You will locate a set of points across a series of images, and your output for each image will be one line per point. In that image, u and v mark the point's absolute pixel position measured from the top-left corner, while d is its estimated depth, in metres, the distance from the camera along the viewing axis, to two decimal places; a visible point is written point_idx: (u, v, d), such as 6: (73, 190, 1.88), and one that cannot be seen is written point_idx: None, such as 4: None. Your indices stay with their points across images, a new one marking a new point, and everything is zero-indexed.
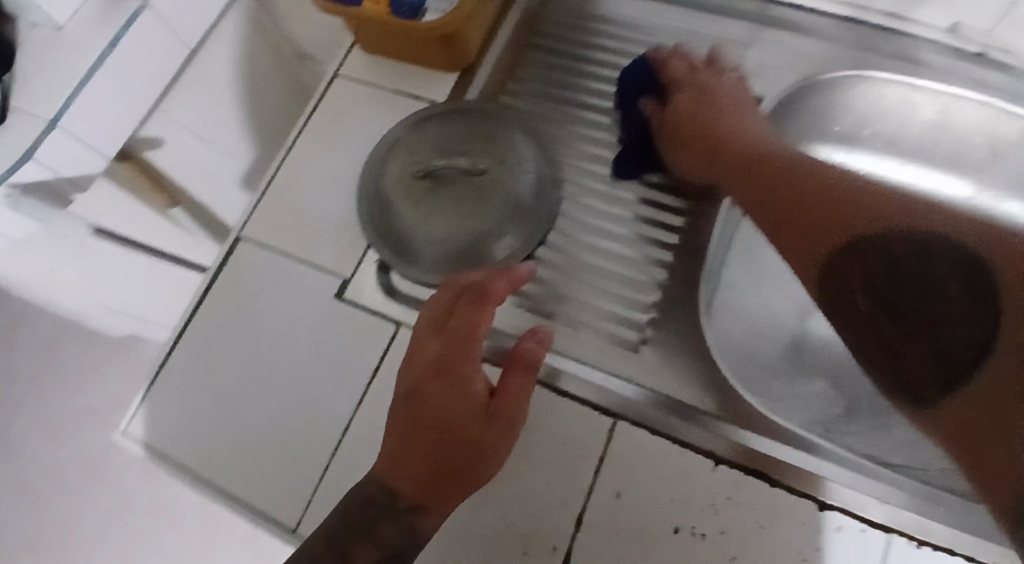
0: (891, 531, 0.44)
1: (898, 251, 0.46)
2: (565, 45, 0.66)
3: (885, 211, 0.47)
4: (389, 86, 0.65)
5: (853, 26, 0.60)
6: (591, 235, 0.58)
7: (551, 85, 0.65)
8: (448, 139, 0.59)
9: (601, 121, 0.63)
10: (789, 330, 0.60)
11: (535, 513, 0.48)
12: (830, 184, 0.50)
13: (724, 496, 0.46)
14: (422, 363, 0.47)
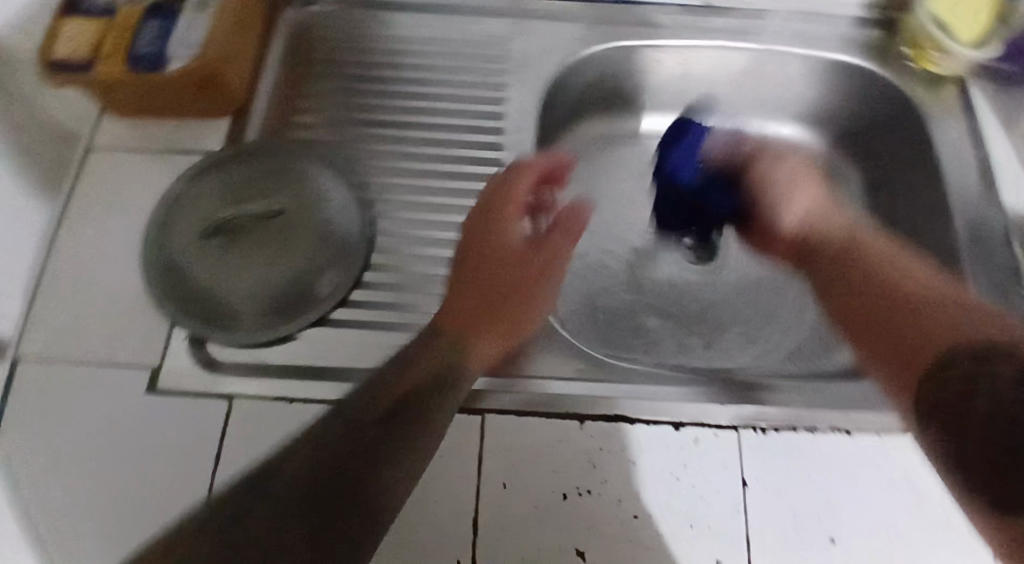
0: (738, 426, 0.49)
1: (955, 366, 0.41)
2: (342, 68, 0.64)
3: (956, 329, 0.43)
4: (162, 148, 0.59)
5: (594, 6, 0.67)
6: (421, 246, 0.56)
7: (339, 109, 0.62)
8: (240, 188, 0.55)
9: (399, 133, 0.61)
10: (622, 288, 0.64)
11: (436, 535, 0.45)
12: (908, 290, 0.47)
13: (597, 447, 0.48)
14: (470, 218, 0.56)
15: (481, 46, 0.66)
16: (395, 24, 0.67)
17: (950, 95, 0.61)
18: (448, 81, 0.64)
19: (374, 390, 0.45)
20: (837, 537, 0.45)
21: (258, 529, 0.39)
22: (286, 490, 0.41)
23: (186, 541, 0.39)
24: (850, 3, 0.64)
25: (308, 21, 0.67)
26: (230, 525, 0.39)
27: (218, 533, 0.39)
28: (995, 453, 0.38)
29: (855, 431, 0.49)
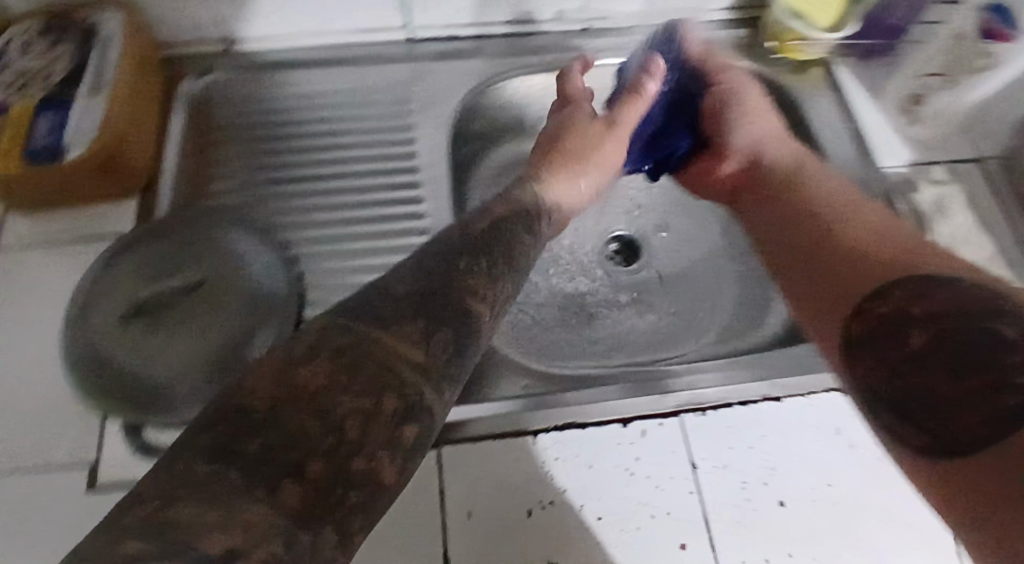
0: (680, 411, 0.51)
1: (887, 297, 0.38)
2: (246, 128, 0.64)
3: (897, 260, 0.40)
4: (69, 236, 0.58)
5: (482, 41, 0.67)
6: (337, 260, 0.58)
7: (248, 170, 0.62)
8: (157, 266, 0.54)
9: (313, 186, 0.62)
10: (556, 297, 0.65)
11: None
12: (845, 228, 0.46)
13: (552, 457, 0.49)
14: (563, 97, 0.62)
15: (382, 94, 0.66)
16: (302, 78, 0.66)
17: (816, 75, 0.66)
18: (358, 131, 0.64)
19: (418, 273, 0.36)
20: (784, 499, 0.49)
21: (326, 350, 0.29)
22: (355, 336, 0.30)
23: (268, 378, 0.28)
24: (718, 7, 0.67)
25: (207, 85, 0.64)
26: (298, 355, 0.29)
27: (296, 362, 0.28)
28: (927, 357, 0.34)
29: (785, 396, 0.52)
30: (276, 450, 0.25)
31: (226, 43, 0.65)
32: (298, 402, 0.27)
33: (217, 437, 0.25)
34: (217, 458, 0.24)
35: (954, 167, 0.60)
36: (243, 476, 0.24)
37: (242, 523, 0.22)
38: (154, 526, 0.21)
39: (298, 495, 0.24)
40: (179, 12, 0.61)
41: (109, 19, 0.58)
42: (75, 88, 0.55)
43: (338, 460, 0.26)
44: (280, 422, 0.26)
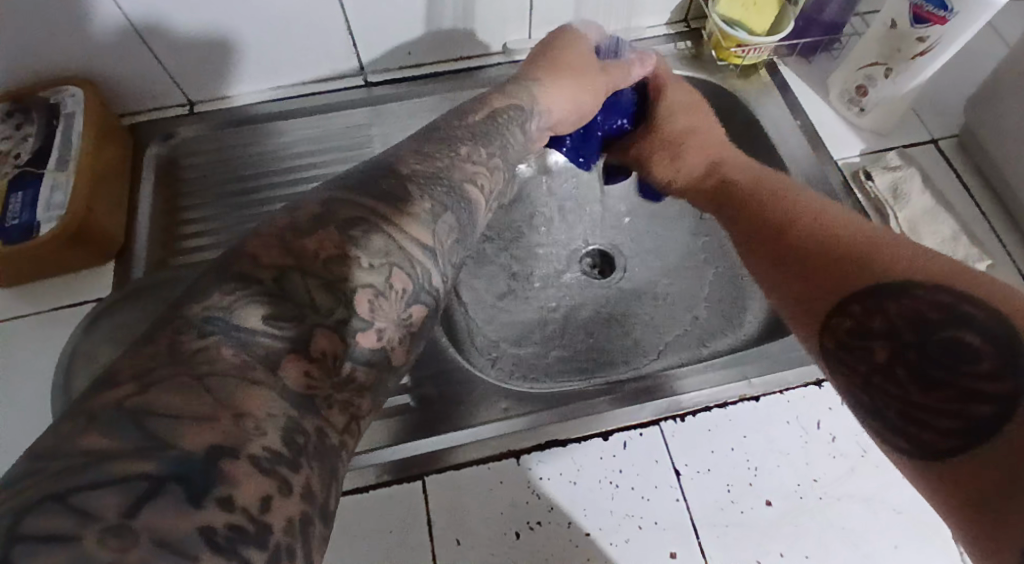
0: (659, 420, 0.52)
1: (850, 311, 0.37)
2: (217, 181, 0.65)
3: (856, 264, 0.38)
4: (50, 305, 0.58)
5: (436, 78, 0.69)
6: None
7: (219, 220, 0.63)
8: (130, 326, 0.55)
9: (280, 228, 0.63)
10: (533, 314, 0.66)
11: None
12: (804, 226, 0.44)
13: (537, 476, 0.50)
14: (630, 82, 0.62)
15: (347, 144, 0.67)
16: (252, 143, 0.67)
17: (764, 79, 0.67)
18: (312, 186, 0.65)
19: (422, 154, 0.40)
20: (770, 499, 0.49)
21: (332, 224, 0.33)
22: (365, 212, 0.34)
23: (274, 245, 0.32)
24: (657, 25, 0.69)
25: (174, 145, 0.66)
26: (306, 229, 0.33)
27: (302, 235, 0.32)
28: (893, 368, 0.34)
29: (762, 394, 0.52)
30: (283, 320, 0.29)
31: (188, 104, 0.67)
32: (308, 272, 0.31)
33: (219, 308, 0.29)
34: (215, 331, 0.28)
35: (905, 150, 0.62)
36: (240, 349, 0.28)
37: (236, 411, 0.26)
38: (131, 411, 0.24)
39: (299, 370, 0.28)
40: (139, 80, 0.63)
41: (69, 95, 0.59)
42: (42, 165, 0.57)
43: (346, 333, 0.31)
44: (289, 295, 0.30)
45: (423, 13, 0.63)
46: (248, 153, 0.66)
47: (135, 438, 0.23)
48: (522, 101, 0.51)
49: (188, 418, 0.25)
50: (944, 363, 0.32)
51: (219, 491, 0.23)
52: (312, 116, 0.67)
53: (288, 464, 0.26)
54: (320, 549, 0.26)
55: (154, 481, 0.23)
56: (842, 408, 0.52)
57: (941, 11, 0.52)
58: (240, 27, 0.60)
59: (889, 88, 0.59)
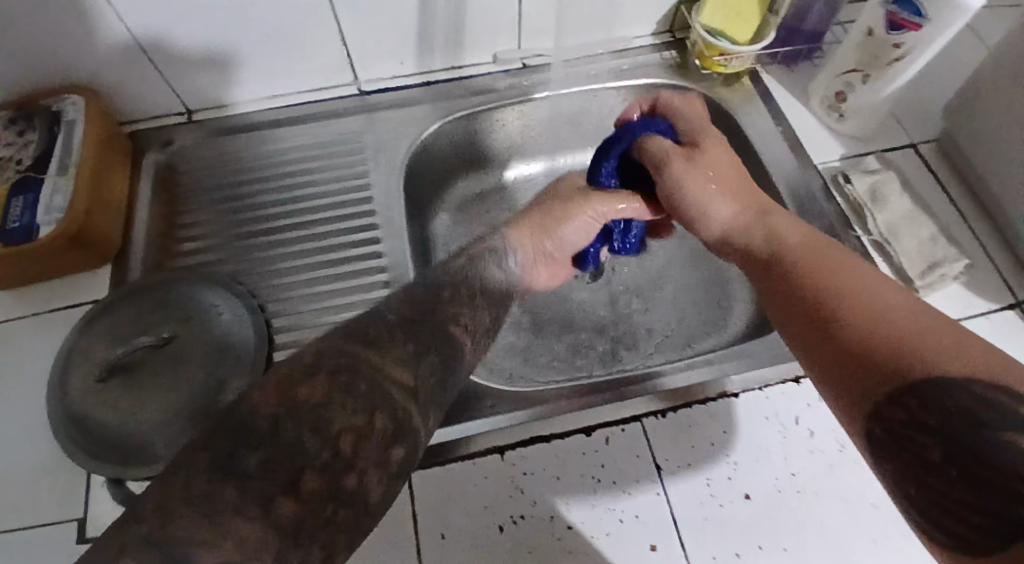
0: (641, 416, 0.52)
1: (903, 396, 0.32)
2: (229, 198, 0.66)
3: (901, 340, 0.34)
4: (48, 307, 0.60)
5: (428, 86, 0.70)
6: (292, 282, 0.62)
7: (230, 235, 0.64)
8: (128, 325, 0.57)
9: (290, 248, 0.64)
10: (523, 316, 0.67)
11: None
12: (853, 302, 0.37)
13: (520, 472, 0.50)
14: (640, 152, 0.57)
15: (354, 164, 0.67)
16: (269, 174, 0.68)
17: (746, 87, 0.69)
18: (326, 223, 0.65)
19: None
20: (749, 492, 0.49)
21: (324, 370, 0.34)
22: (355, 357, 0.35)
23: (272, 390, 0.32)
24: (643, 34, 0.71)
25: (173, 152, 0.67)
26: (300, 375, 0.33)
27: (296, 381, 0.33)
28: (947, 469, 0.30)
29: (742, 391, 0.53)
30: (278, 466, 0.30)
31: (187, 113, 0.69)
32: (299, 416, 0.31)
33: (222, 446, 0.29)
34: (218, 472, 0.29)
35: (884, 155, 0.63)
36: (239, 488, 0.29)
37: (236, 536, 0.27)
38: (155, 542, 0.26)
39: (291, 508, 0.29)
40: (138, 89, 0.65)
41: (71, 103, 0.61)
42: (43, 171, 0.59)
43: (332, 474, 0.31)
44: (282, 439, 0.30)
45: (417, 25, 0.64)
46: (260, 172, 0.68)
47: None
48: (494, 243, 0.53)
49: (200, 546, 0.26)
50: (991, 461, 0.29)
51: None
52: (331, 156, 0.68)
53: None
54: None
55: None
56: (820, 404, 0.53)
57: (916, 17, 0.54)
58: (235, 37, 0.62)
59: (867, 93, 0.61)
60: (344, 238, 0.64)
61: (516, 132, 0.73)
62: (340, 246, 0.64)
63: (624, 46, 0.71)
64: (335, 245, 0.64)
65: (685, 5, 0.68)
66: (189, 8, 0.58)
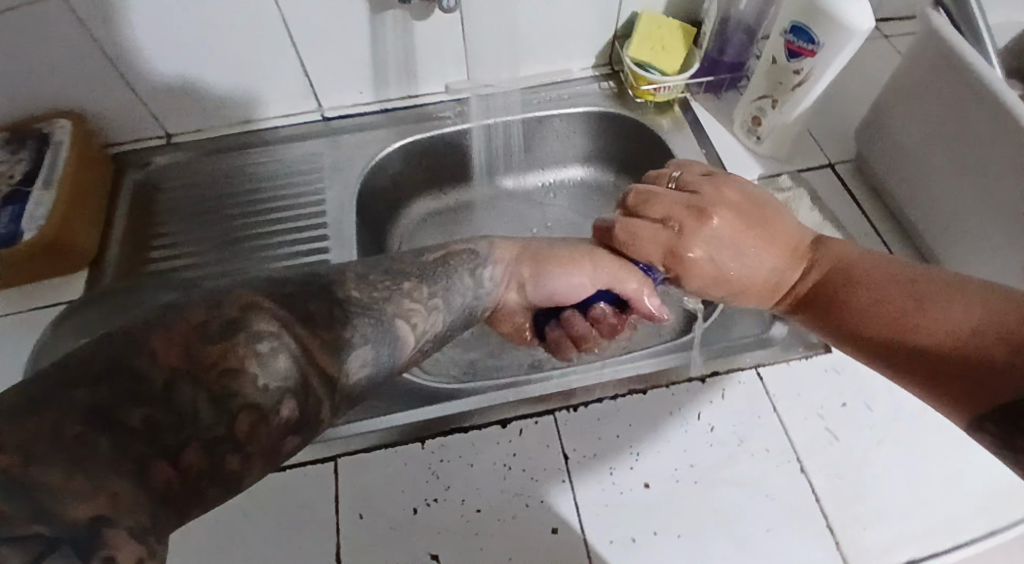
0: (554, 410, 0.56)
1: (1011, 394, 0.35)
2: (197, 210, 0.73)
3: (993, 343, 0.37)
4: (25, 307, 0.65)
5: (385, 114, 0.77)
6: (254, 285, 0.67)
7: (196, 244, 0.71)
8: (95, 323, 0.62)
9: (251, 256, 0.69)
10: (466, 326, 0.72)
11: None
12: (924, 322, 0.41)
13: (438, 459, 0.54)
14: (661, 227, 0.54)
15: (311, 175, 0.74)
16: (243, 181, 0.75)
17: (677, 114, 0.74)
18: (284, 232, 0.70)
19: None
20: (649, 481, 0.53)
21: (244, 337, 0.33)
22: (280, 328, 0.34)
23: (176, 345, 0.31)
24: (583, 68, 0.77)
25: (152, 171, 0.75)
26: (212, 331, 0.32)
27: (208, 340, 0.32)
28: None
29: (650, 388, 0.57)
30: (162, 430, 0.29)
31: (167, 136, 0.76)
32: (198, 382, 0.31)
33: (106, 396, 0.28)
34: (97, 419, 0.27)
35: (799, 175, 0.68)
36: (116, 443, 0.27)
37: (110, 492, 0.26)
38: (20, 485, 0.24)
39: (168, 473, 0.29)
40: (122, 113, 0.72)
41: (61, 127, 0.68)
42: (29, 184, 0.65)
43: (211, 457, 0.30)
44: (171, 405, 0.29)
45: (371, 56, 0.71)
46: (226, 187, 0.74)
47: (26, 510, 0.24)
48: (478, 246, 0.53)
49: (72, 495, 0.25)
50: None
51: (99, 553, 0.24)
52: (301, 165, 0.75)
53: (154, 536, 0.27)
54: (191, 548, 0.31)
55: (47, 541, 0.24)
56: (722, 401, 0.56)
57: (810, 45, 0.59)
58: (206, 66, 0.69)
59: (778, 117, 0.66)
60: (301, 243, 0.69)
61: (480, 157, 0.79)
62: (299, 250, 0.69)
63: (566, 77, 0.77)
64: (292, 251, 0.69)
65: (618, 41, 0.75)
66: (162, 41, 0.65)
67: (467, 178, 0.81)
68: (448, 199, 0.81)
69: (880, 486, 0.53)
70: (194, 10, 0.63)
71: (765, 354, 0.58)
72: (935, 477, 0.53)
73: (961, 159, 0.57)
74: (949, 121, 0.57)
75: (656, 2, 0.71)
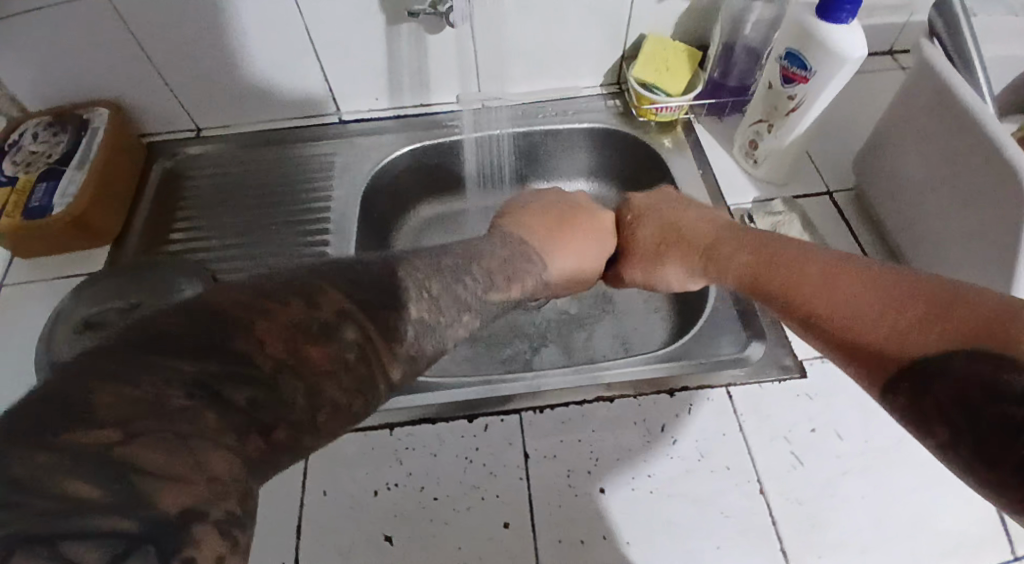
0: (520, 410, 0.57)
1: (892, 343, 0.35)
2: (204, 183, 0.79)
3: (869, 293, 0.38)
4: (53, 276, 0.71)
5: (397, 120, 0.80)
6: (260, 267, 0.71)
7: (206, 218, 0.76)
8: (111, 293, 0.67)
9: (257, 237, 0.74)
10: None
11: (269, 542, 0.52)
12: (814, 278, 0.42)
13: (404, 447, 0.56)
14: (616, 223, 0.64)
15: (322, 163, 0.78)
16: (250, 160, 0.80)
17: (679, 135, 0.75)
18: (286, 212, 0.75)
19: None
20: (604, 487, 0.53)
21: (338, 338, 0.34)
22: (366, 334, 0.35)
23: (282, 336, 0.32)
24: (590, 86, 0.79)
25: (178, 159, 0.80)
26: (314, 330, 0.33)
27: (308, 338, 0.33)
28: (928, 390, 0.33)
29: (618, 397, 0.58)
30: (261, 411, 0.30)
31: (196, 129, 0.81)
32: (298, 375, 0.32)
33: (216, 372, 0.29)
34: (203, 394, 0.28)
35: (794, 200, 0.68)
36: (218, 418, 0.28)
37: (208, 474, 0.27)
38: (119, 461, 0.25)
39: (257, 446, 0.30)
40: (156, 105, 0.78)
41: (98, 114, 0.75)
42: (64, 163, 0.71)
43: (291, 436, 0.31)
44: (271, 390, 0.31)
45: (387, 65, 0.75)
46: (234, 167, 0.79)
47: (120, 493, 0.25)
48: (526, 271, 0.50)
49: (164, 478, 0.26)
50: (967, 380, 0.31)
51: (182, 551, 0.25)
52: (306, 163, 0.79)
53: (238, 525, 0.28)
54: None
55: (133, 537, 0.24)
56: (687, 415, 0.56)
57: (803, 71, 0.59)
58: (234, 68, 0.74)
59: (774, 142, 0.66)
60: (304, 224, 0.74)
61: (474, 167, 0.82)
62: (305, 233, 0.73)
63: (574, 94, 0.79)
64: (298, 234, 0.73)
65: (627, 61, 0.77)
66: (196, 42, 0.71)
67: (473, 184, 0.84)
68: (455, 205, 0.84)
69: (842, 515, 0.52)
70: (224, 15, 0.68)
71: (738, 373, 0.58)
72: (899, 512, 0.52)
73: (951, 190, 0.56)
74: (942, 151, 0.57)
75: (664, 26, 0.73)
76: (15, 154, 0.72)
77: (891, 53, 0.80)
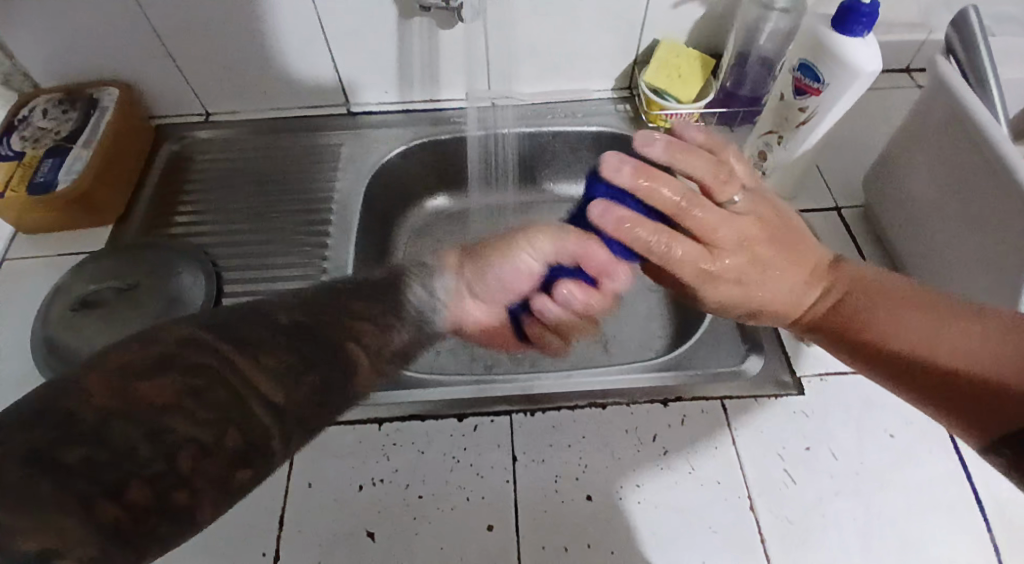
0: (511, 411, 0.57)
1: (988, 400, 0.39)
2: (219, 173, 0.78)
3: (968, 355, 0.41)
4: (55, 252, 0.71)
5: (406, 114, 0.80)
6: (261, 255, 0.71)
7: (214, 206, 0.75)
8: (110, 272, 0.67)
9: (261, 225, 0.73)
10: None
11: (252, 527, 0.52)
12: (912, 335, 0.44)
13: (390, 442, 0.55)
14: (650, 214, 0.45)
15: (330, 153, 0.78)
16: (260, 151, 0.79)
17: None
18: (295, 202, 0.75)
19: None
20: (591, 494, 0.53)
21: (178, 371, 0.36)
22: (218, 360, 0.37)
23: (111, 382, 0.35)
24: (602, 89, 0.79)
25: (186, 143, 0.80)
26: (142, 370, 0.36)
27: (140, 377, 0.35)
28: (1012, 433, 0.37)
29: (610, 404, 0.57)
30: (102, 465, 0.33)
31: (205, 114, 0.81)
32: (134, 421, 0.34)
33: (43, 439, 0.32)
34: (39, 461, 0.31)
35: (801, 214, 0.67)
36: (57, 483, 0.31)
37: (54, 530, 0.31)
38: None
39: (112, 510, 0.32)
40: (167, 88, 0.78)
41: (108, 94, 0.75)
42: (71, 141, 0.71)
43: (157, 484, 0.34)
44: (112, 443, 0.33)
45: (399, 59, 0.75)
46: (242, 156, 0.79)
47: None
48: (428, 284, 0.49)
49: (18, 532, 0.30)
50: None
51: None
52: (316, 153, 0.79)
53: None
54: (114, 469, 0.33)
55: None
56: (680, 426, 0.56)
57: (815, 83, 0.58)
58: (246, 55, 0.74)
59: (783, 153, 0.65)
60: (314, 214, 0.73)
61: (479, 164, 0.81)
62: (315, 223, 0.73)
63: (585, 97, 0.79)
64: (302, 224, 0.73)
65: (639, 66, 0.76)
66: (209, 29, 0.71)
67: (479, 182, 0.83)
68: (460, 201, 0.84)
69: (830, 536, 0.51)
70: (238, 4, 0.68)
71: (735, 387, 0.58)
72: (891, 536, 0.51)
73: (961, 211, 0.55)
74: (953, 170, 0.56)
75: (677, 33, 0.72)
76: (23, 129, 0.72)
77: (909, 71, 0.79)
